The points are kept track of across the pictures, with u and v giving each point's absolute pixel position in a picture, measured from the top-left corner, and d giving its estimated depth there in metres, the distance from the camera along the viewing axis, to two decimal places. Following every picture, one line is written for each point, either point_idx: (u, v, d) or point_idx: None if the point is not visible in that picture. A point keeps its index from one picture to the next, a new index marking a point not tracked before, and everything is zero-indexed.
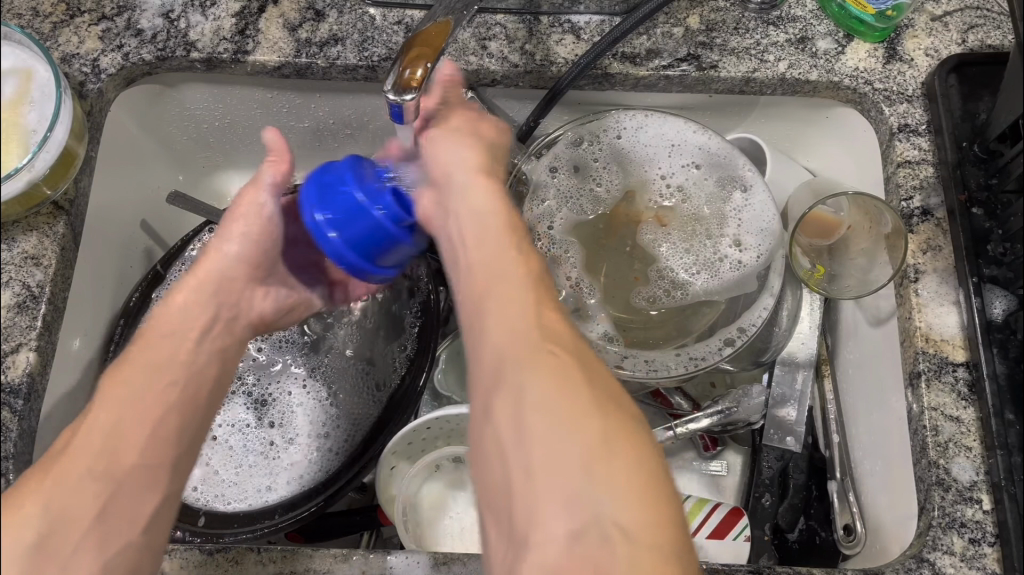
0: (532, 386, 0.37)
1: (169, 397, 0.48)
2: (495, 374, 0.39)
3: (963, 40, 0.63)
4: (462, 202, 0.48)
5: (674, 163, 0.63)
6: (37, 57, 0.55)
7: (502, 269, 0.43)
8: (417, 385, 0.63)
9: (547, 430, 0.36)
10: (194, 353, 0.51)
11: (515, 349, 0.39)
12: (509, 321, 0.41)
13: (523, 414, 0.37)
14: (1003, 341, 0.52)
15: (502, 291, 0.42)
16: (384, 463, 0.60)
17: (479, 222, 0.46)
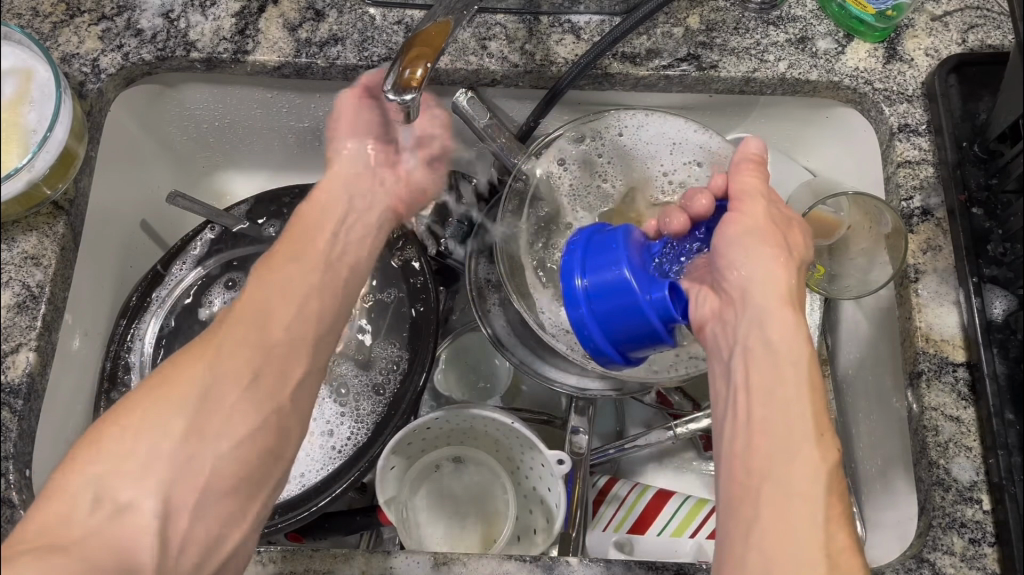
0: (808, 470, 0.42)
1: (263, 336, 0.45)
2: (784, 439, 0.43)
3: (963, 41, 0.63)
4: (761, 280, 0.47)
5: (676, 160, 0.64)
6: (37, 57, 0.55)
7: (789, 352, 0.45)
8: (417, 383, 0.63)
9: (796, 516, 0.41)
10: (296, 293, 0.48)
11: (767, 441, 0.43)
12: (785, 409, 0.44)
13: (785, 500, 0.41)
14: (1003, 341, 0.52)
15: (781, 371, 0.45)
16: (386, 462, 0.59)
17: (759, 295, 0.47)
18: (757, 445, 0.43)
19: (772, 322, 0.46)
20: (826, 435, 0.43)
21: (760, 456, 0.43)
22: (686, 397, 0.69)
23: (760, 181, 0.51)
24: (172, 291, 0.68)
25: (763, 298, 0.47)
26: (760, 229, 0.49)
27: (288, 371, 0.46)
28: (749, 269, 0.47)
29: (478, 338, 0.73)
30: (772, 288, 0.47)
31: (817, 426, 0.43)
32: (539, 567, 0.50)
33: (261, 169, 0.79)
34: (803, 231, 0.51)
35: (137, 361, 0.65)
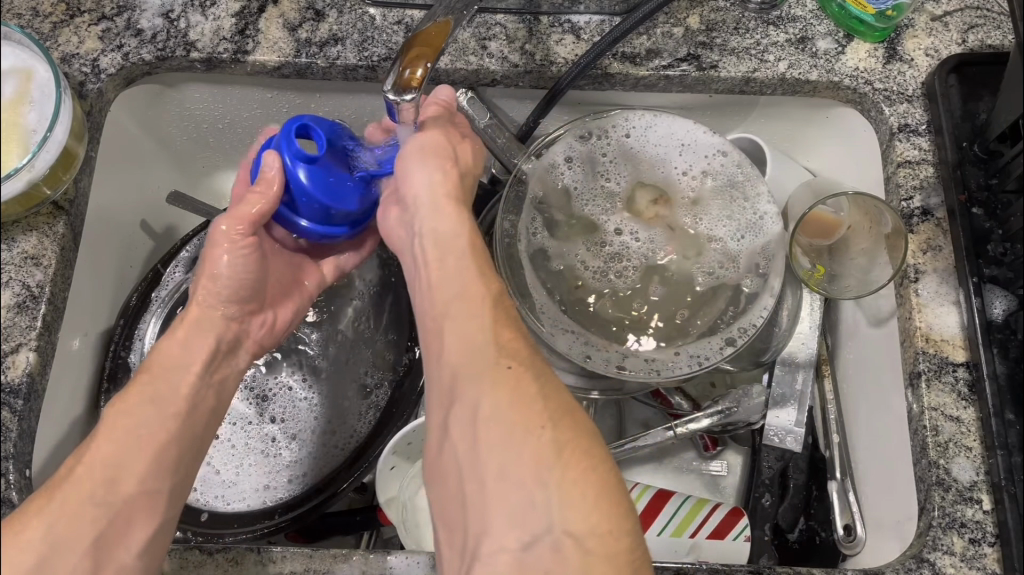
0: (492, 411, 0.42)
1: (169, 427, 0.47)
2: (455, 387, 0.44)
3: (963, 40, 0.63)
4: (433, 245, 0.49)
5: (693, 161, 0.64)
6: (37, 57, 0.55)
7: (467, 307, 0.46)
8: (417, 386, 0.64)
9: (513, 448, 0.41)
10: (194, 388, 0.49)
11: (468, 367, 0.44)
12: (466, 329, 0.46)
13: (503, 443, 0.41)
14: (1004, 341, 0.52)
15: (465, 325, 0.46)
16: (384, 462, 0.59)
17: (459, 273, 0.48)
18: (468, 387, 0.43)
19: (476, 278, 0.48)
20: (517, 375, 0.43)
21: (489, 403, 0.42)
22: (686, 397, 0.69)
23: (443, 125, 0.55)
24: (171, 291, 0.67)
25: (465, 274, 0.48)
26: (452, 189, 0.51)
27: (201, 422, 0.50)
28: (431, 220, 0.50)
29: None
30: (458, 259, 0.48)
31: (488, 369, 0.43)
32: None
33: None
34: (474, 147, 0.55)
35: (137, 361, 0.64)
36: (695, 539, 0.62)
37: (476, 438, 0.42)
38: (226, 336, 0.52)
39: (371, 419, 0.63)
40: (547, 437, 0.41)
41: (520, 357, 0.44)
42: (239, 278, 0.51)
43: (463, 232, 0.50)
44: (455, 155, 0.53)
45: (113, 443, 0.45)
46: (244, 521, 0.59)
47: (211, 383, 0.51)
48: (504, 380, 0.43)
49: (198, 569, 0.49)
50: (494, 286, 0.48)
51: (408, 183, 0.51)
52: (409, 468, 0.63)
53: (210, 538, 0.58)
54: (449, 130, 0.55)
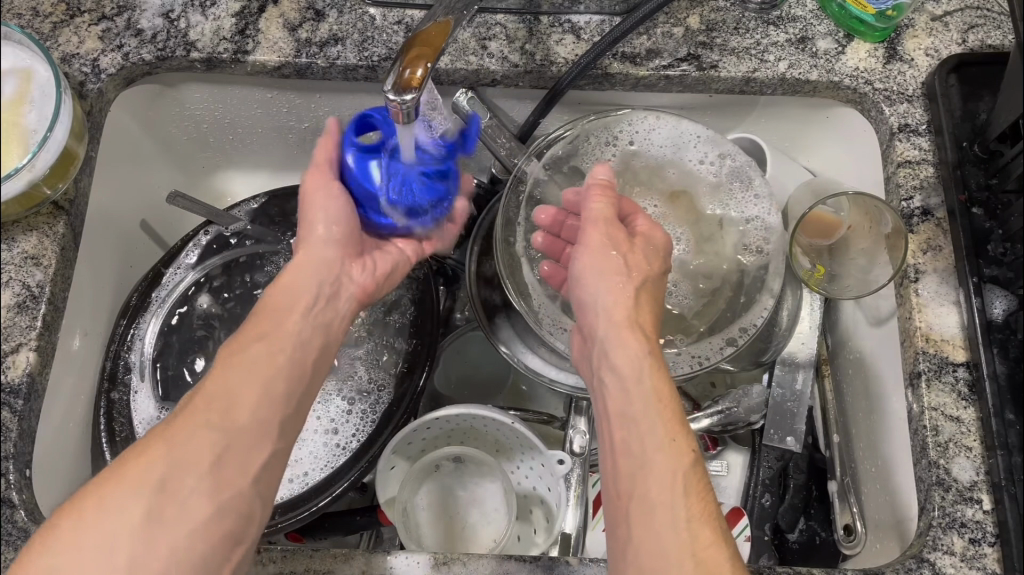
0: None
1: (279, 358, 0.48)
2: None
3: (963, 40, 0.63)
4: (620, 394, 0.47)
5: (708, 148, 0.63)
6: (37, 57, 0.55)
7: (657, 488, 0.43)
8: (417, 385, 0.63)
9: None
10: (300, 325, 0.51)
11: None
12: (661, 529, 0.41)
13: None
14: (1003, 341, 0.52)
15: (656, 511, 0.42)
16: (384, 462, 0.60)
17: (654, 448, 0.44)
18: None
19: (669, 458, 0.44)
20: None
21: None
22: (687, 397, 0.69)
23: (607, 207, 0.55)
24: (171, 291, 0.67)
25: (656, 455, 0.44)
26: (630, 319, 0.51)
27: (295, 398, 0.48)
28: (616, 367, 0.49)
29: (478, 338, 0.73)
30: (648, 421, 0.45)
31: None
32: (539, 568, 0.50)
33: (262, 168, 0.79)
34: (648, 255, 0.54)
35: (137, 361, 0.64)
36: None
37: None
38: (329, 278, 0.54)
39: (372, 418, 0.63)
40: None
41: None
42: (330, 239, 0.55)
43: (654, 383, 0.47)
44: (627, 265, 0.53)
45: (227, 376, 0.46)
46: None
47: (318, 323, 0.52)
48: None
49: None
50: (685, 445, 0.44)
51: (591, 295, 0.53)
52: (408, 468, 0.63)
53: None
54: (613, 220, 0.55)
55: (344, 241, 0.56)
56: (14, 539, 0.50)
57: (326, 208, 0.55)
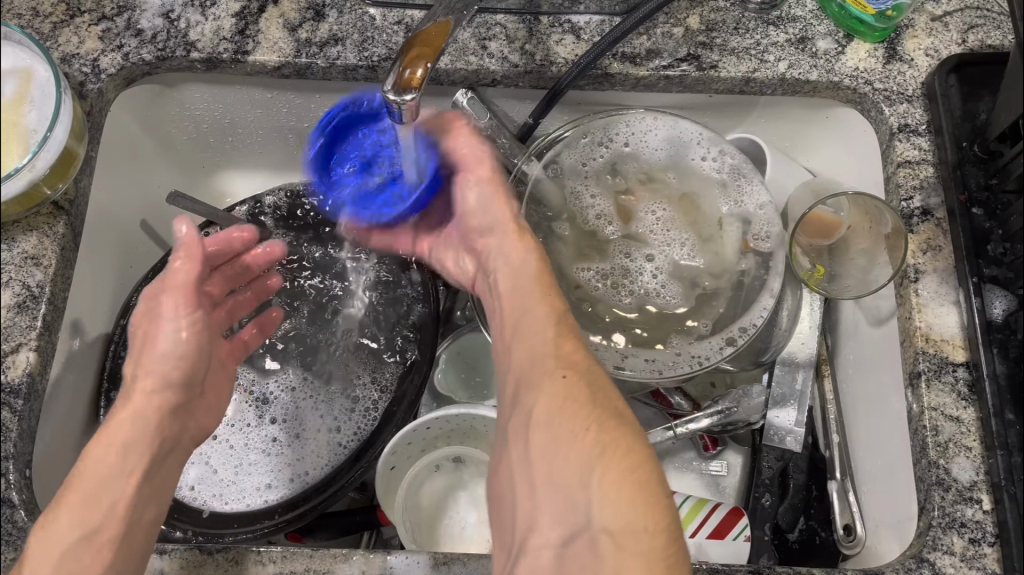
0: (544, 414, 0.43)
1: (113, 525, 0.44)
2: (518, 392, 0.46)
3: (963, 40, 0.63)
4: (502, 263, 0.52)
5: (711, 145, 0.63)
6: (37, 57, 0.55)
7: (534, 320, 0.48)
8: (416, 384, 0.63)
9: (558, 450, 0.42)
10: (137, 482, 0.45)
11: (532, 371, 0.45)
12: (534, 339, 0.47)
13: (555, 472, 0.42)
14: (1003, 341, 0.52)
15: (529, 336, 0.47)
16: (384, 462, 0.60)
17: (526, 318, 0.48)
18: (524, 400, 0.45)
19: (542, 321, 0.47)
20: (573, 408, 0.43)
21: (542, 409, 0.43)
22: (687, 397, 0.69)
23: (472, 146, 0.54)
24: None
25: (533, 295, 0.49)
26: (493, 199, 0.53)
27: (138, 532, 0.45)
28: (484, 235, 0.54)
29: (478, 338, 0.73)
30: (521, 270, 0.51)
31: (547, 372, 0.44)
32: None
33: (262, 168, 0.79)
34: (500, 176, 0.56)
35: None
36: (695, 539, 0.62)
37: (529, 433, 0.43)
38: (164, 433, 0.48)
39: (372, 417, 0.63)
40: (593, 435, 0.42)
41: (581, 363, 0.45)
42: (172, 355, 0.48)
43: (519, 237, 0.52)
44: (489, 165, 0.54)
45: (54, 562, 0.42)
46: (244, 519, 0.59)
47: (155, 470, 0.47)
48: (558, 389, 0.43)
49: (198, 569, 0.49)
50: (544, 304, 0.48)
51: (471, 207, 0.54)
52: (409, 468, 0.63)
53: (211, 538, 0.58)
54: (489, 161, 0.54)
55: (185, 369, 0.49)
56: (14, 539, 0.50)
57: (171, 347, 0.49)
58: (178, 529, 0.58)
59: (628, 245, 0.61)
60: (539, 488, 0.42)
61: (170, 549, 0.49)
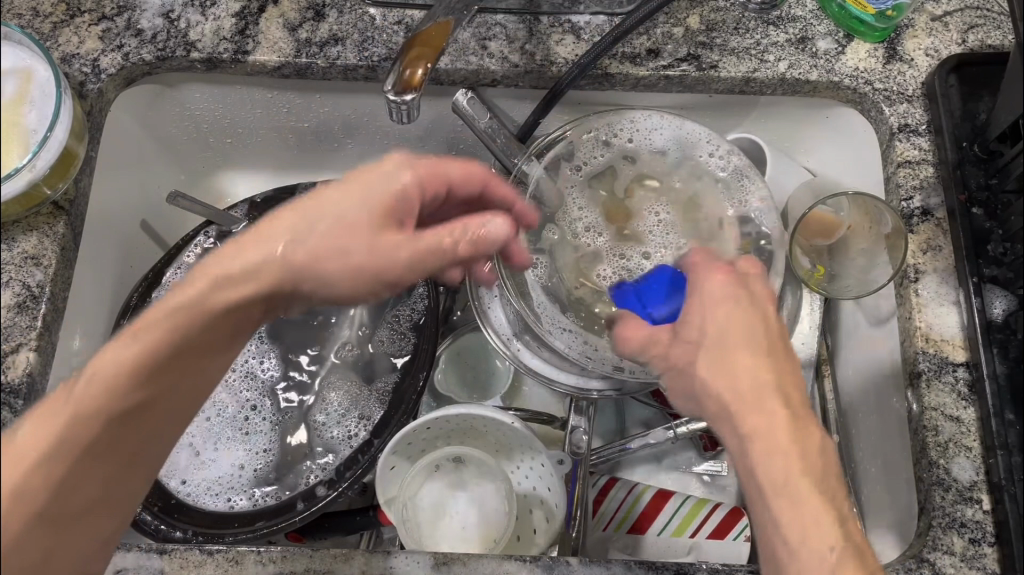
0: (771, 401, 0.41)
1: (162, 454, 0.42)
2: (742, 371, 0.42)
3: (963, 40, 0.63)
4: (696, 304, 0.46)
5: (718, 143, 0.63)
6: (38, 58, 0.55)
7: (739, 314, 0.44)
8: (417, 383, 0.63)
9: (801, 431, 0.40)
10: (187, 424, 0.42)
11: (765, 345, 0.43)
12: (746, 335, 0.44)
13: (730, 422, 0.42)
14: (1003, 341, 0.52)
15: (755, 328, 0.44)
16: (384, 463, 0.59)
17: (714, 321, 0.45)
18: (742, 387, 0.42)
19: (735, 358, 0.43)
20: (782, 353, 0.43)
21: (766, 389, 0.42)
22: None
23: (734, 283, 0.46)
24: None
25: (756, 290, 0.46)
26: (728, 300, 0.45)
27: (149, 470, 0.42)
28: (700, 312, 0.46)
29: (478, 338, 0.73)
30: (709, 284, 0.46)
31: (765, 354, 0.43)
32: (538, 567, 0.50)
33: (262, 168, 0.78)
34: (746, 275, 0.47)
35: None
36: (694, 538, 0.63)
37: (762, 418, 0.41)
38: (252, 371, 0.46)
39: (370, 420, 0.63)
40: (799, 410, 0.41)
41: (771, 335, 0.44)
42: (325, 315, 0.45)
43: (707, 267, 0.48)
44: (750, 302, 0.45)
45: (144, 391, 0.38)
46: (244, 520, 0.59)
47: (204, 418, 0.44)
48: (781, 371, 0.43)
49: (198, 569, 0.49)
50: (755, 361, 0.42)
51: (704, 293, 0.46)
52: (409, 469, 0.63)
53: (211, 538, 0.58)
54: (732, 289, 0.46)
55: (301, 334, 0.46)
56: None
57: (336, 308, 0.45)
58: (179, 530, 0.58)
59: (617, 249, 0.61)
60: (730, 439, 0.43)
61: (170, 549, 0.49)
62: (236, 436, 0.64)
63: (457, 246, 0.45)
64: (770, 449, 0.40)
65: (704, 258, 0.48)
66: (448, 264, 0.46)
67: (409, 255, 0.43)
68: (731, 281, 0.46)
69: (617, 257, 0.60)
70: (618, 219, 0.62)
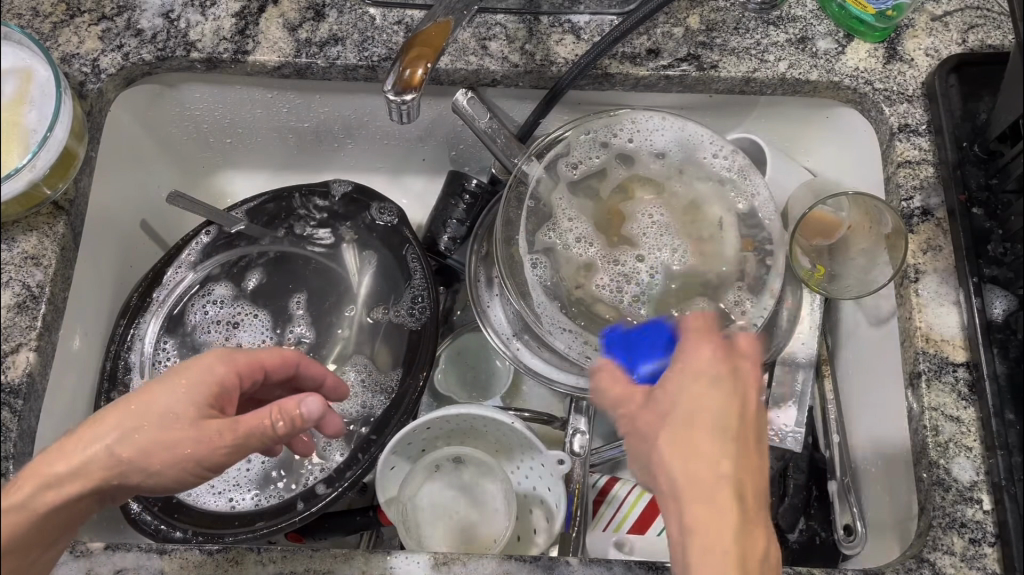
0: (722, 488, 0.41)
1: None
2: (705, 455, 0.42)
3: (963, 40, 0.63)
4: (678, 373, 0.45)
5: (722, 143, 0.63)
6: (38, 57, 0.55)
7: (713, 391, 0.44)
8: (417, 383, 0.62)
9: (742, 527, 0.40)
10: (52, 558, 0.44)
11: (731, 425, 0.43)
12: (718, 415, 0.43)
13: (676, 507, 0.42)
14: (1004, 341, 0.52)
15: (728, 408, 0.43)
16: (385, 463, 0.59)
17: (684, 393, 0.44)
18: (699, 471, 0.41)
19: (699, 442, 0.42)
20: (748, 444, 0.43)
21: (723, 476, 0.41)
22: None
23: (717, 361, 0.45)
24: (172, 291, 0.67)
25: (740, 369, 0.45)
26: (712, 377, 0.44)
27: None
28: (676, 380, 0.45)
29: (478, 338, 0.73)
30: (693, 354, 0.46)
31: (733, 435, 0.43)
32: (538, 568, 0.50)
33: (262, 168, 0.78)
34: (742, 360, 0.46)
35: (137, 361, 0.64)
36: None
37: (712, 504, 0.40)
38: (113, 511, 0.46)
39: (370, 419, 0.63)
40: (748, 502, 0.41)
41: (742, 419, 0.44)
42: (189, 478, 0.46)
43: (703, 335, 0.47)
44: (732, 384, 0.44)
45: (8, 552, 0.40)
46: (244, 520, 0.59)
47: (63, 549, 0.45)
48: (742, 459, 0.42)
49: (197, 569, 0.49)
50: (718, 447, 0.42)
51: (682, 366, 0.45)
52: (410, 468, 0.63)
53: (210, 539, 0.58)
54: (718, 369, 0.45)
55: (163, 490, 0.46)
56: None
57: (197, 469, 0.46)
58: (179, 530, 0.58)
59: (612, 256, 0.60)
60: (672, 516, 0.42)
61: (170, 549, 0.49)
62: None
63: (276, 425, 0.44)
64: (710, 542, 0.39)
65: (699, 328, 0.47)
66: (272, 444, 0.46)
67: (230, 443, 0.43)
68: (720, 361, 0.45)
69: (612, 264, 0.59)
70: (613, 223, 0.61)
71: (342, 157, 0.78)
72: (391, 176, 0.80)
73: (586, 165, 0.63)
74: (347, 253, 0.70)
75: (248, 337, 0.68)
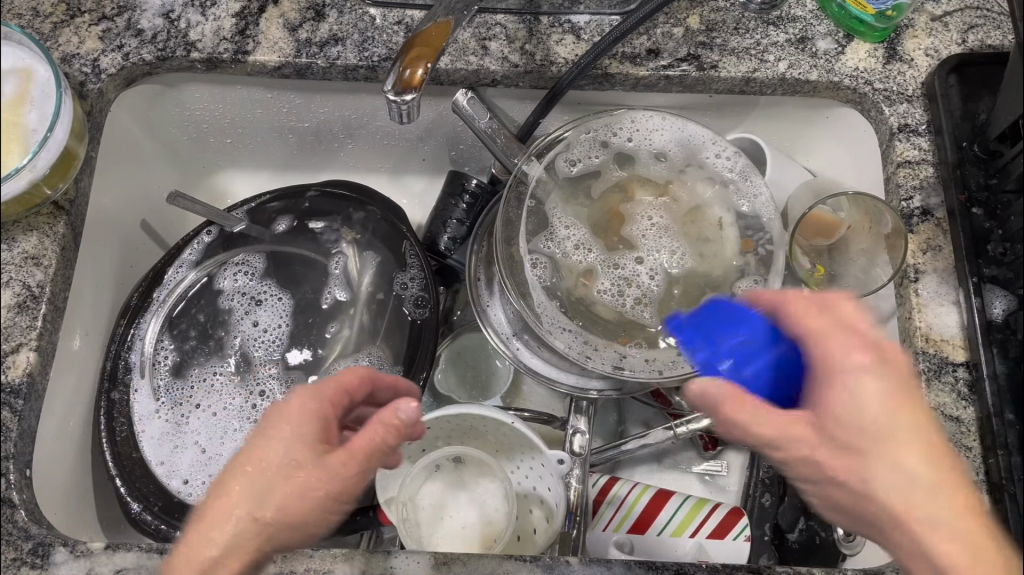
0: (939, 491, 0.43)
1: None
2: (901, 460, 0.43)
3: (963, 40, 0.63)
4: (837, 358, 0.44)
5: (724, 144, 0.63)
6: (38, 57, 0.55)
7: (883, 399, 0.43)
8: (419, 381, 0.63)
9: (967, 526, 0.42)
10: None
11: (899, 430, 0.43)
12: (894, 421, 0.43)
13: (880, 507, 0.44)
14: (1003, 341, 0.52)
15: (900, 413, 0.43)
16: None
17: (828, 397, 0.44)
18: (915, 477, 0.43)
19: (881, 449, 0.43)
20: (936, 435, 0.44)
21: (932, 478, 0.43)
22: None
23: (862, 350, 0.44)
24: (172, 291, 0.67)
25: (890, 360, 0.44)
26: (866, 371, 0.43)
27: None
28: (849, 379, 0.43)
29: (477, 337, 0.74)
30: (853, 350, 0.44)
31: (929, 438, 0.44)
32: (538, 567, 0.50)
33: (262, 168, 0.79)
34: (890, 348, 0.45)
35: (138, 361, 0.64)
36: (695, 539, 0.62)
37: (929, 507, 0.43)
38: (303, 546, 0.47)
39: None
40: (968, 498, 0.43)
41: (920, 418, 0.44)
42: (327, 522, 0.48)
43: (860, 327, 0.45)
44: (893, 375, 0.43)
45: None
46: None
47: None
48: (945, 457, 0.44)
49: None
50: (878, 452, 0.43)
51: (835, 374, 0.44)
52: (409, 468, 0.63)
53: None
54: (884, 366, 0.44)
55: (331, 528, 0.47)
56: (14, 539, 0.49)
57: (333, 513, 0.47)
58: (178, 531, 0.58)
59: (611, 260, 0.59)
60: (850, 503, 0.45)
61: (170, 549, 0.49)
62: (242, 427, 0.64)
63: (385, 439, 0.45)
64: (934, 550, 0.42)
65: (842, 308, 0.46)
66: (396, 450, 0.46)
67: (356, 469, 0.45)
68: (856, 358, 0.44)
69: (611, 269, 0.59)
70: (613, 224, 0.61)
71: (342, 157, 0.78)
72: (391, 176, 0.80)
73: (586, 164, 0.63)
74: (347, 253, 0.70)
75: (267, 317, 0.68)
